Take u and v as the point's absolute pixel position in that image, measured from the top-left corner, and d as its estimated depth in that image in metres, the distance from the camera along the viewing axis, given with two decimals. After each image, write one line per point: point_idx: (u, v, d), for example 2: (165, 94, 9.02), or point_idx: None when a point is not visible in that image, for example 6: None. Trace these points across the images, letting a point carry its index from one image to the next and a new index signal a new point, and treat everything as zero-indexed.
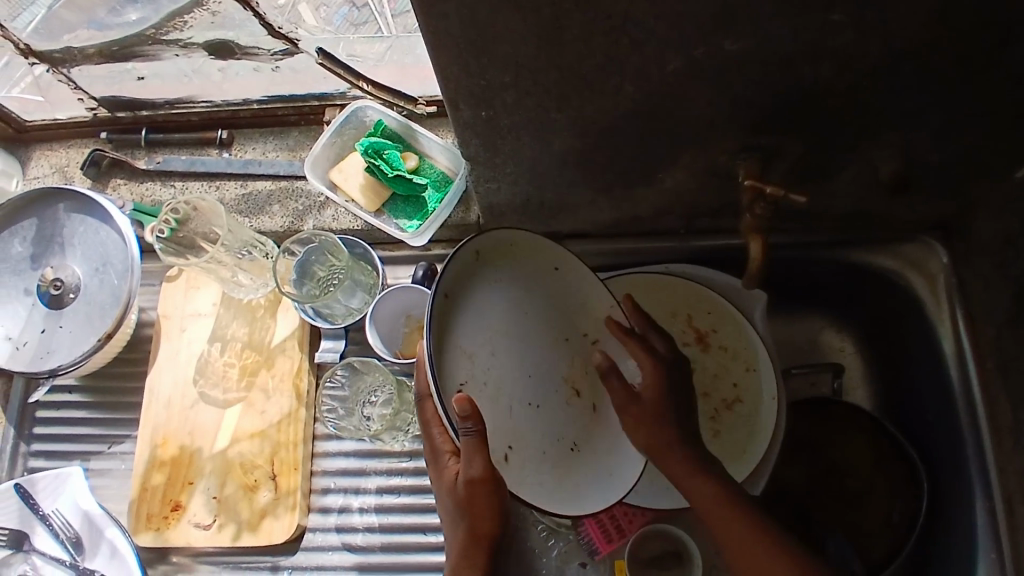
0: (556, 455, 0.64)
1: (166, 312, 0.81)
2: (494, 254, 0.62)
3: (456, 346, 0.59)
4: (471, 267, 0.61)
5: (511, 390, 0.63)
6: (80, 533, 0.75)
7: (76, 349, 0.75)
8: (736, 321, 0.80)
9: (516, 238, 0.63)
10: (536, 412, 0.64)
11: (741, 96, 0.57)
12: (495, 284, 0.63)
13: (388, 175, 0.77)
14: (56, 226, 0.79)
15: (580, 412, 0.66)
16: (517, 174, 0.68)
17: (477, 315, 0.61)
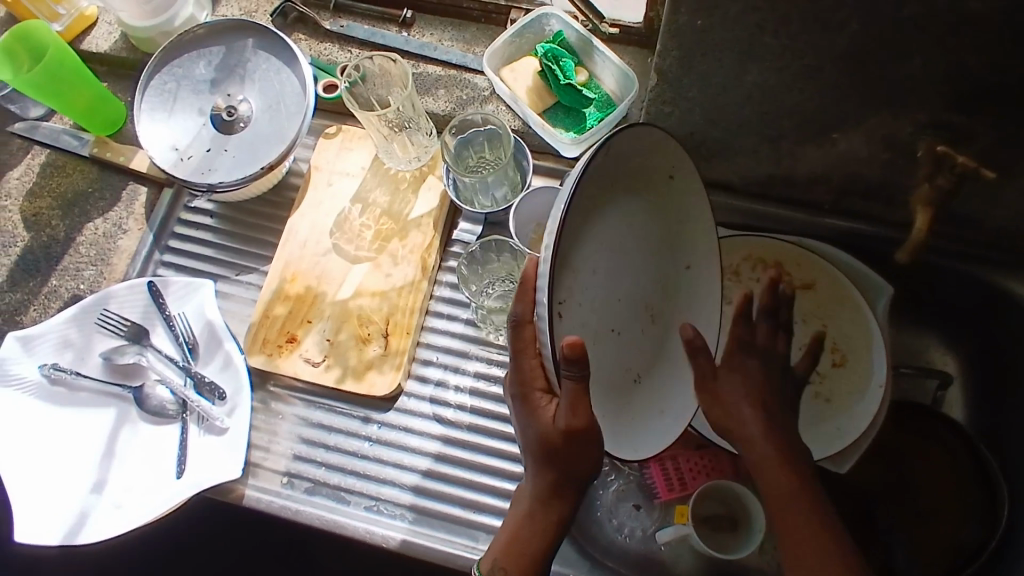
0: (624, 383, 0.63)
1: (318, 164, 0.86)
2: (632, 153, 0.57)
3: (572, 253, 0.54)
4: (612, 159, 0.56)
5: (607, 292, 0.59)
6: (198, 341, 0.79)
7: (236, 173, 0.80)
8: (857, 310, 0.80)
9: (648, 136, 0.57)
10: (616, 335, 0.61)
11: (948, 61, 0.58)
12: (616, 178, 0.57)
13: (560, 81, 0.80)
14: (240, 58, 0.84)
15: (653, 339, 0.64)
16: (695, 99, 0.70)
17: (593, 211, 0.56)
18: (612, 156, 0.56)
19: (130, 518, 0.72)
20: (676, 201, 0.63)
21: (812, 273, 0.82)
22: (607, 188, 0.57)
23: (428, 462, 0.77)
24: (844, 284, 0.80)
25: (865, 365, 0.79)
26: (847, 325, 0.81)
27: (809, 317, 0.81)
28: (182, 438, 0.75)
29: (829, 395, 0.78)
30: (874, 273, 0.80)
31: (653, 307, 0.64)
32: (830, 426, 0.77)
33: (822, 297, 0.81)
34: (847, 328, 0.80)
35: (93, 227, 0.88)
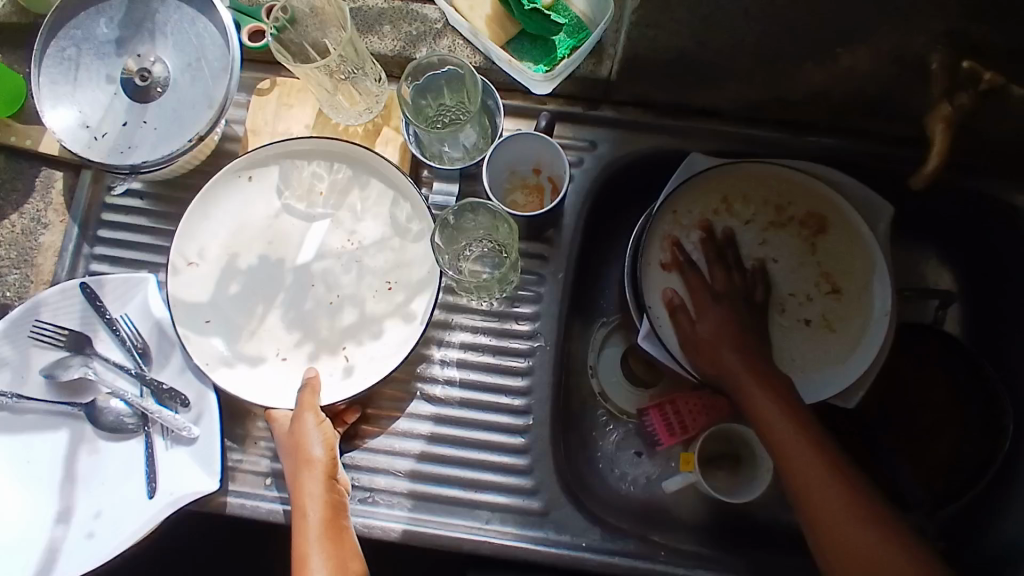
0: (335, 361, 0.69)
1: (255, 127, 0.75)
2: (338, 370, 0.69)
3: (195, 226, 0.71)
4: (286, 364, 0.69)
5: (277, 304, 0.70)
6: (148, 345, 0.71)
7: (161, 148, 0.69)
8: (860, 237, 0.74)
9: (358, 359, 0.69)
10: (313, 351, 0.69)
11: None
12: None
13: (524, 7, 0.69)
14: (148, 10, 0.72)
15: (379, 295, 0.70)
16: (681, 19, 0.61)
17: (241, 335, 0.69)
18: (274, 333, 0.70)
19: (104, 548, 0.65)
20: (317, 157, 0.72)
21: (809, 201, 0.75)
22: (255, 379, 0.68)
23: (420, 445, 0.72)
24: (838, 212, 0.75)
25: (868, 295, 0.73)
26: (846, 253, 0.74)
27: (813, 248, 0.75)
28: (148, 453, 0.68)
29: (836, 327, 0.73)
30: (876, 196, 0.74)
31: (373, 267, 0.71)
32: (833, 363, 0.72)
33: (816, 228, 0.75)
34: (844, 258, 0.74)
35: (8, 224, 0.77)
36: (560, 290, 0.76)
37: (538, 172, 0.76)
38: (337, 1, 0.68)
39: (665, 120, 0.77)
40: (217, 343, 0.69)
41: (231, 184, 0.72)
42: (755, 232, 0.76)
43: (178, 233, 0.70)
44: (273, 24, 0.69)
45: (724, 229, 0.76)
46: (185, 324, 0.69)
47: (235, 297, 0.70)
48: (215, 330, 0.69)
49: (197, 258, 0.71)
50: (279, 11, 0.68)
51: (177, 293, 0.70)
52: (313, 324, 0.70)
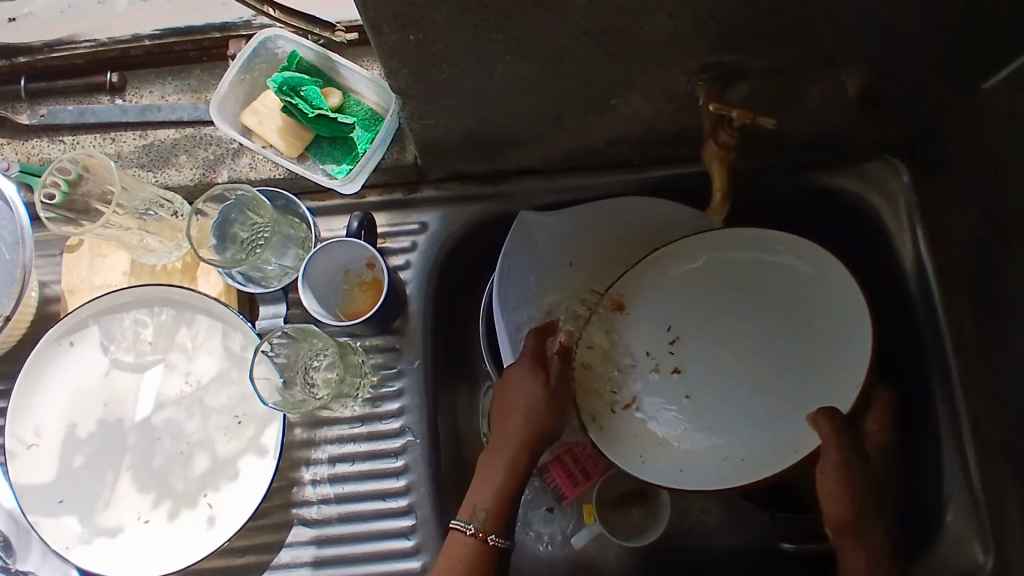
0: (198, 513, 0.66)
1: (72, 287, 0.72)
2: (201, 522, 0.66)
3: (27, 406, 0.68)
4: (148, 529, 0.66)
5: (128, 467, 0.68)
6: (8, 535, 0.68)
7: None
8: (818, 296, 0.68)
9: (219, 505, 0.66)
10: (173, 506, 0.67)
11: (690, 11, 0.50)
12: (175, 567, 0.65)
13: (308, 115, 0.69)
14: None
15: (230, 434, 0.68)
16: (450, 104, 0.60)
17: (96, 507, 0.67)
18: (131, 499, 0.67)
19: None
20: (139, 305, 0.70)
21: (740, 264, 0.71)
22: (121, 551, 0.66)
23: (306, 574, 0.70)
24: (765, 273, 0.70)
25: (823, 356, 0.68)
26: (786, 329, 0.70)
27: (771, 305, 0.70)
28: None
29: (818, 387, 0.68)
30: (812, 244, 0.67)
31: (218, 405, 0.68)
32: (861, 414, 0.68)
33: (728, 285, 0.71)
34: (781, 329, 0.70)
35: None
36: (422, 378, 0.75)
37: (373, 266, 0.74)
38: (99, 154, 0.68)
39: (487, 187, 0.76)
40: (69, 517, 0.66)
41: (56, 353, 0.69)
42: (687, 299, 0.72)
43: (9, 416, 0.68)
44: (47, 194, 0.68)
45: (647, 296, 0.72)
46: (37, 510, 0.66)
47: (82, 470, 0.68)
48: (63, 501, 0.67)
49: (36, 438, 0.68)
50: (46, 180, 0.67)
51: (22, 478, 0.67)
52: (169, 478, 0.67)
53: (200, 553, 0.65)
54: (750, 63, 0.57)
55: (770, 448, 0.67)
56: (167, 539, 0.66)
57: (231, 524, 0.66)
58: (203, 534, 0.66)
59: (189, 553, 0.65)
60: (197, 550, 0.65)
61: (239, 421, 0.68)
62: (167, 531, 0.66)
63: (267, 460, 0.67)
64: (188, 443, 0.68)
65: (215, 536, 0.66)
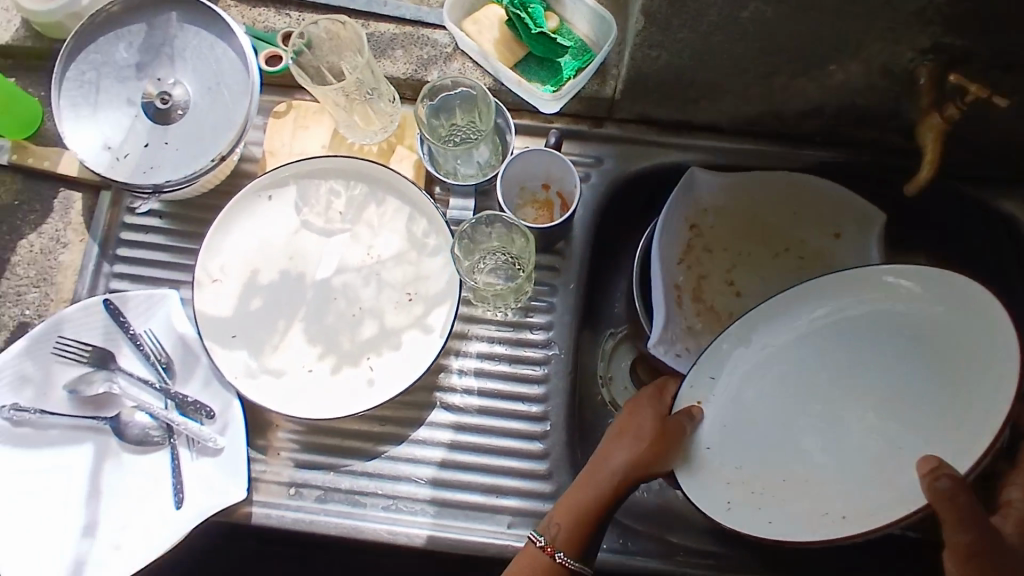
0: (360, 374, 0.71)
1: (273, 149, 0.78)
2: (361, 382, 0.70)
3: (218, 243, 0.73)
4: (310, 378, 0.71)
5: (301, 319, 0.72)
6: (173, 359, 0.72)
7: (184, 168, 0.72)
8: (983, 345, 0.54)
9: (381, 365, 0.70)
10: (338, 362, 0.71)
11: None
12: (332, 416, 0.69)
13: (530, 30, 0.72)
14: (166, 35, 0.74)
15: (400, 308, 0.72)
16: (684, 38, 0.65)
17: (265, 348, 0.71)
18: (299, 348, 0.71)
19: (134, 558, 0.67)
20: (337, 176, 0.75)
21: (896, 317, 0.61)
22: (281, 390, 0.70)
23: (439, 455, 0.74)
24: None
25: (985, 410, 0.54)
26: (917, 364, 0.60)
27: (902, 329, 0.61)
28: (174, 465, 0.69)
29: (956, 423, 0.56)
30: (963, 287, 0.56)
31: (394, 281, 0.73)
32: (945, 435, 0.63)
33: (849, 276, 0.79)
34: (921, 384, 0.60)
35: (27, 244, 0.78)
36: (574, 299, 0.79)
37: (547, 188, 0.79)
38: (354, 25, 0.72)
39: (666, 137, 0.80)
40: (240, 351, 0.71)
41: (253, 203, 0.74)
42: (836, 336, 0.64)
43: (203, 249, 0.72)
44: (292, 48, 0.72)
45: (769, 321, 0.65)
46: (212, 339, 0.70)
47: (259, 313, 0.72)
48: (236, 336, 0.71)
49: (220, 275, 0.72)
50: (297, 35, 0.71)
51: (204, 307, 0.71)
52: (338, 337, 0.72)
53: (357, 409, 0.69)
54: (977, 52, 0.61)
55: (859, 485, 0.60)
56: (326, 391, 0.70)
57: (390, 389, 0.70)
58: (361, 393, 0.70)
59: (346, 407, 0.69)
60: (355, 406, 0.69)
61: (412, 298, 0.72)
62: (328, 384, 0.70)
63: (433, 338, 0.71)
64: (361, 309, 0.72)
65: (373, 397, 0.70)
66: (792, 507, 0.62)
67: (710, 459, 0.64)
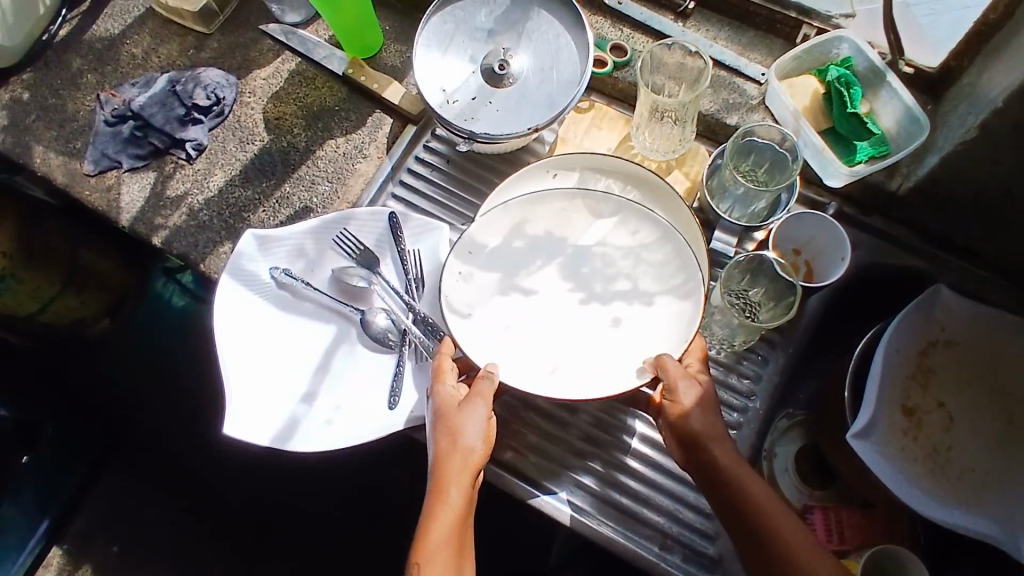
0: (580, 345, 0.75)
1: (565, 137, 0.86)
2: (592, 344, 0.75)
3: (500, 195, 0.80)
4: (560, 300, 0.77)
5: (546, 281, 0.77)
6: (425, 280, 0.80)
7: (498, 127, 0.80)
8: None
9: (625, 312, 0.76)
10: (566, 329, 0.76)
11: None
12: (552, 378, 0.73)
13: (845, 109, 0.78)
14: (523, 16, 0.84)
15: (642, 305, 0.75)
16: (1006, 163, 0.67)
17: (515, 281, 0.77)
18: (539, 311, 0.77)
19: (341, 436, 0.73)
20: (615, 175, 0.82)
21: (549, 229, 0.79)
22: (519, 315, 0.76)
23: (618, 456, 0.78)
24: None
25: None
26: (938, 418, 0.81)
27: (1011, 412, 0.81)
28: (398, 370, 0.76)
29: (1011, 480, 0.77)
30: None
31: (640, 276, 0.76)
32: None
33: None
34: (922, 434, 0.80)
35: (334, 144, 0.89)
36: (784, 364, 0.82)
37: (796, 254, 0.82)
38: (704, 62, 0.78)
39: (925, 246, 0.82)
40: (488, 283, 0.76)
41: (538, 174, 0.81)
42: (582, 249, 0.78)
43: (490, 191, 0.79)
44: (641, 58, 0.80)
45: (632, 324, 0.75)
46: (473, 263, 0.76)
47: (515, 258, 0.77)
48: (487, 270, 0.76)
49: (498, 212, 0.78)
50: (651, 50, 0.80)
51: (478, 234, 0.77)
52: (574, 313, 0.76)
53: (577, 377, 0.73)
54: None
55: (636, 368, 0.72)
56: (551, 351, 0.75)
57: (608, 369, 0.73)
58: (584, 364, 0.74)
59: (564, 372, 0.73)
60: (575, 373, 0.73)
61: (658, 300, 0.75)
62: (549, 348, 0.75)
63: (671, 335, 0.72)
64: (602, 293, 0.77)
65: (588, 370, 0.73)
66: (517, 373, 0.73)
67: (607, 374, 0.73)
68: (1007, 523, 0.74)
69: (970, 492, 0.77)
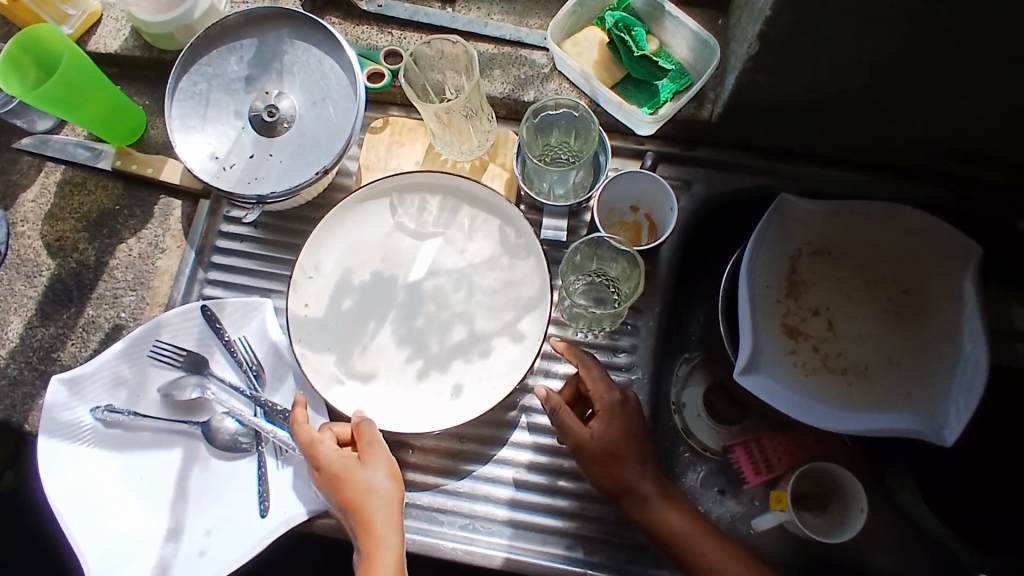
0: (438, 386, 0.70)
1: (369, 163, 0.78)
2: (447, 390, 0.70)
3: (316, 249, 0.72)
4: (400, 373, 0.70)
5: (388, 331, 0.71)
6: (262, 366, 0.72)
7: (286, 180, 0.73)
8: (949, 280, 0.75)
9: (465, 377, 0.70)
10: (422, 379, 0.70)
11: None
12: (420, 429, 0.68)
13: (633, 53, 0.73)
14: (278, 52, 0.77)
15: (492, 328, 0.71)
16: (799, 67, 0.64)
17: (353, 351, 0.70)
18: (390, 367, 0.70)
19: (218, 563, 0.67)
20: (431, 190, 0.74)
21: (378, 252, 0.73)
22: (366, 397, 0.69)
23: (518, 473, 0.73)
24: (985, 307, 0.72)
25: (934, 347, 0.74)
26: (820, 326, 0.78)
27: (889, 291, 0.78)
28: (260, 473, 0.69)
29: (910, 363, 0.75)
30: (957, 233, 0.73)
31: (480, 297, 0.72)
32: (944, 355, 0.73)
33: (954, 312, 0.74)
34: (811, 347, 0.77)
35: (125, 249, 0.81)
36: (657, 325, 0.78)
37: (635, 210, 0.79)
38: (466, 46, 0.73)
39: (759, 162, 0.79)
40: (324, 362, 0.69)
41: (345, 212, 0.73)
42: (419, 265, 0.73)
43: (303, 247, 0.71)
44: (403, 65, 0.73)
45: (474, 390, 0.70)
46: (304, 342, 0.69)
47: (350, 316, 0.71)
48: (320, 346, 0.70)
49: (315, 272, 0.72)
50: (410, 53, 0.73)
51: (303, 307, 0.70)
52: (426, 357, 0.71)
53: (444, 423, 0.68)
54: None
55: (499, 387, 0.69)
56: (412, 406, 0.69)
57: (472, 405, 0.69)
58: (448, 407, 0.69)
59: (431, 424, 0.68)
60: (442, 420, 0.69)
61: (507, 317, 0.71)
62: (408, 403, 0.69)
63: (520, 357, 0.70)
64: (450, 327, 0.71)
65: (452, 412, 0.69)
66: (385, 419, 0.68)
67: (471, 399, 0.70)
68: (917, 412, 0.71)
69: (874, 391, 0.75)
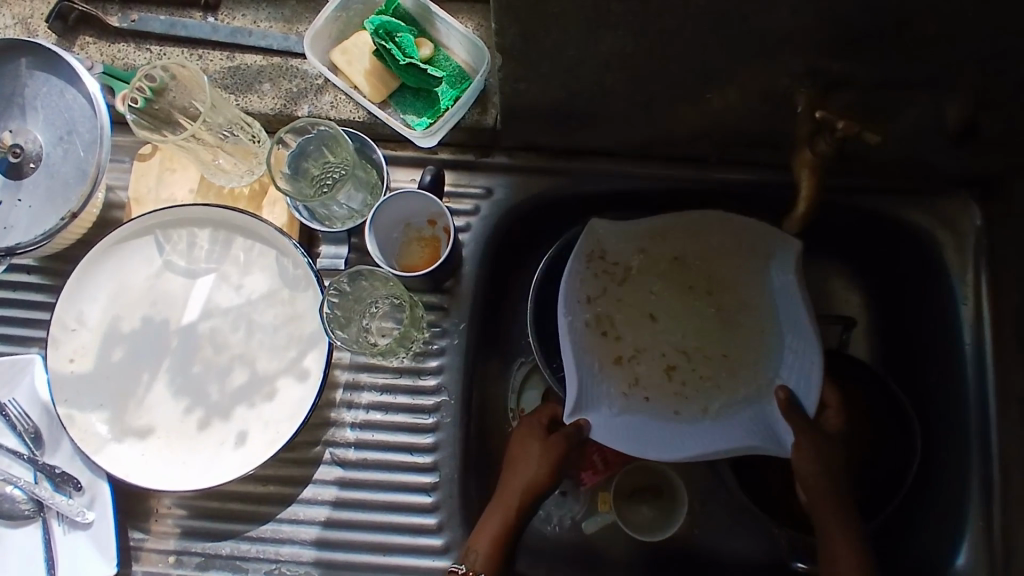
0: (217, 437, 0.66)
1: (139, 195, 0.73)
2: (230, 439, 0.66)
3: (75, 299, 0.68)
4: (178, 425, 0.67)
5: (162, 381, 0.68)
6: (40, 428, 0.69)
7: (36, 226, 0.68)
8: (763, 273, 0.73)
9: (249, 423, 0.67)
10: (203, 429, 0.67)
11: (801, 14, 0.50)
12: (201, 484, 0.65)
13: (399, 62, 0.69)
14: (16, 85, 0.70)
15: (275, 366, 0.68)
16: (546, 72, 0.60)
17: (127, 406, 0.67)
18: (168, 420, 0.67)
19: None
20: (199, 224, 0.70)
21: (146, 295, 0.69)
22: (142, 455, 0.66)
23: (321, 512, 0.70)
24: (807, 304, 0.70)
25: (759, 355, 0.72)
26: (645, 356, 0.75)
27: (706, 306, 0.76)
28: (46, 539, 0.66)
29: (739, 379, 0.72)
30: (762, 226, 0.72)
31: (261, 334, 0.68)
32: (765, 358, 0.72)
33: (766, 316, 0.73)
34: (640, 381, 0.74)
35: None
36: (465, 342, 0.74)
37: (435, 223, 0.74)
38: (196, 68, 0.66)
39: (557, 161, 0.75)
40: (94, 420, 0.66)
41: (107, 254, 0.69)
42: (191, 306, 0.69)
43: (58, 299, 0.67)
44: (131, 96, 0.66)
45: (257, 436, 0.66)
46: (70, 403, 0.66)
47: (121, 368, 0.68)
48: (88, 405, 0.66)
49: (79, 324, 0.68)
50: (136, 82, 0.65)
51: (67, 365, 0.67)
52: (203, 405, 0.67)
53: (226, 472, 0.65)
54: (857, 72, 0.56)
55: (281, 428, 0.66)
56: (193, 458, 0.66)
57: (255, 452, 0.66)
58: (232, 453, 0.66)
59: (211, 475, 0.65)
60: (224, 470, 0.65)
61: (291, 354, 0.68)
62: (186, 458, 0.66)
63: (304, 394, 0.67)
64: (229, 369, 0.68)
65: (235, 461, 0.66)
66: (161, 475, 0.65)
67: (256, 444, 0.66)
68: (755, 425, 0.69)
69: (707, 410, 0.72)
